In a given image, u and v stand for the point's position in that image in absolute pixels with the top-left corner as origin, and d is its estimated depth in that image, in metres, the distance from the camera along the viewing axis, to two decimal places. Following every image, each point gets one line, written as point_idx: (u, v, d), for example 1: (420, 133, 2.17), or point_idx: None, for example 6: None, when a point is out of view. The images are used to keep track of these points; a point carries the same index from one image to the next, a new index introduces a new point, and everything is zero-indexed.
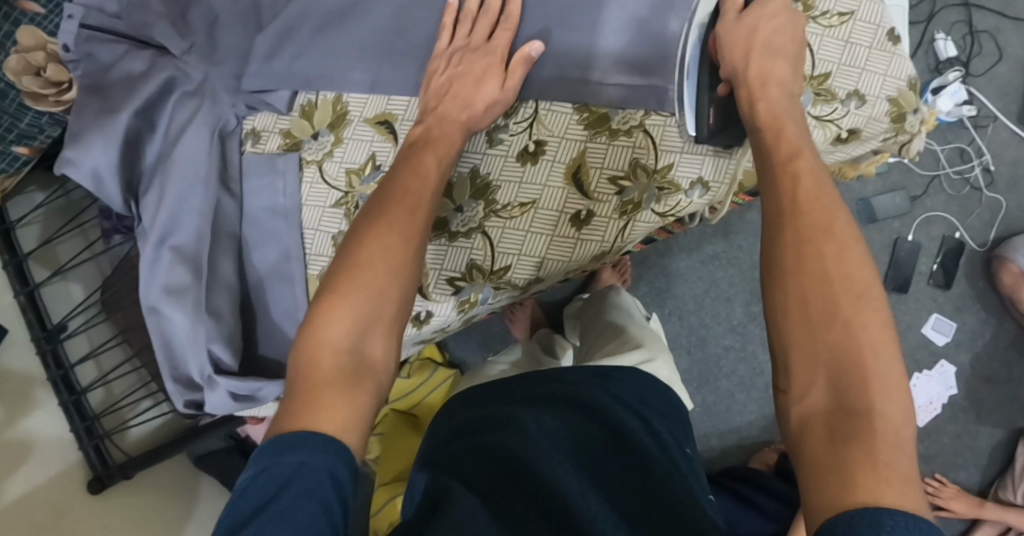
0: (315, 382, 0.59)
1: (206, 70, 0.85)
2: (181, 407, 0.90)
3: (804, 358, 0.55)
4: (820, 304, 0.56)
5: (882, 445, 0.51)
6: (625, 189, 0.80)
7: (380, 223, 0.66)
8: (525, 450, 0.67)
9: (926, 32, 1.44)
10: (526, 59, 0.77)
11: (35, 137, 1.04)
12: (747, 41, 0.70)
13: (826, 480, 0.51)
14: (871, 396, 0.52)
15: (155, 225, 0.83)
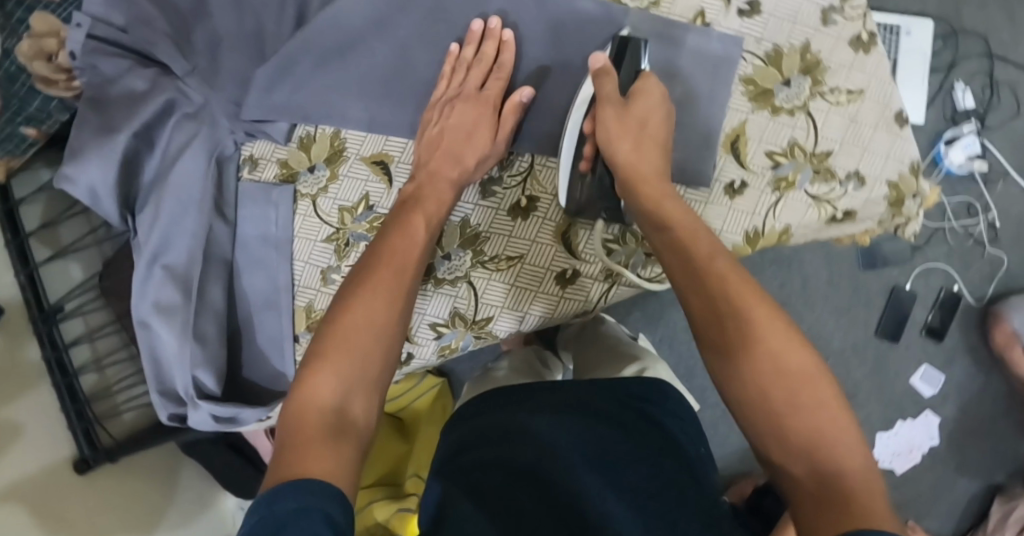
0: (302, 437, 0.57)
1: (206, 93, 0.85)
2: (165, 419, 0.91)
3: (783, 420, 0.58)
4: (773, 381, 0.59)
5: (856, 492, 0.53)
6: (612, 252, 0.81)
7: (367, 286, 0.68)
8: (539, 472, 0.64)
9: (948, 80, 1.36)
10: (518, 105, 0.79)
11: (45, 120, 0.89)
12: (627, 128, 0.75)
13: (818, 530, 0.52)
14: (832, 450, 0.56)
15: (149, 244, 0.85)
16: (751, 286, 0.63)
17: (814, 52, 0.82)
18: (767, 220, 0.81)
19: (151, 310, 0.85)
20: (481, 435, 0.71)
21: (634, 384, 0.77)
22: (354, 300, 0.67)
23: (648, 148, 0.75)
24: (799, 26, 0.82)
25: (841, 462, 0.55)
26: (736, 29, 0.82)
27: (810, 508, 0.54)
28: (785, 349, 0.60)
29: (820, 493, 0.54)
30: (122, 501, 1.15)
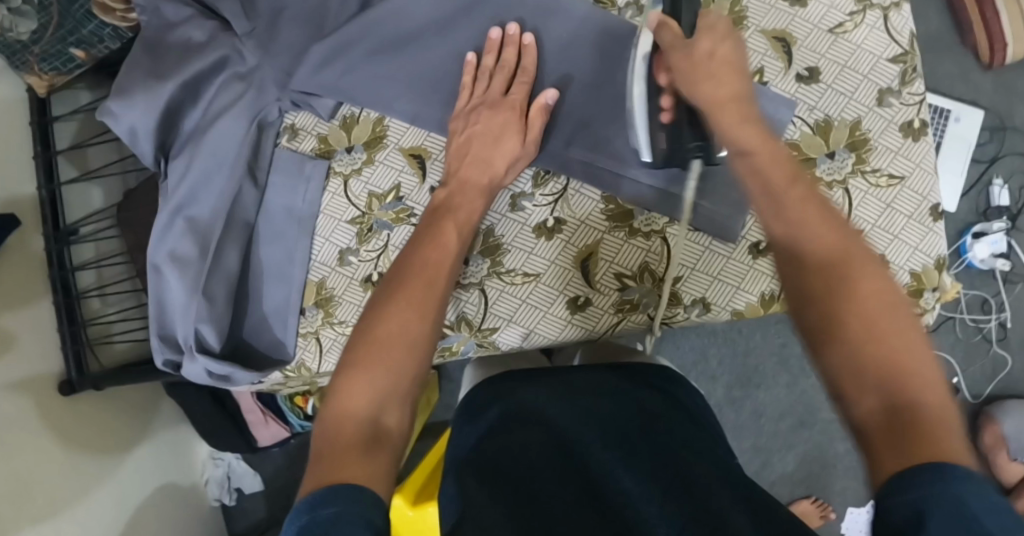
0: (338, 446, 0.56)
1: (260, 58, 0.86)
2: (159, 364, 0.92)
3: (868, 343, 0.52)
4: (853, 320, 0.53)
5: (937, 428, 0.48)
6: (627, 288, 0.81)
7: (401, 300, 0.66)
8: (554, 455, 0.61)
9: (987, 173, 1.33)
10: (544, 107, 0.79)
11: (95, 45, 0.97)
12: (705, 61, 0.71)
13: (890, 464, 0.47)
14: (906, 379, 0.51)
15: (175, 194, 0.87)
16: (834, 220, 0.58)
17: (863, 130, 0.82)
18: None
19: (165, 257, 0.87)
20: (503, 414, 0.68)
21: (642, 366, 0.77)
22: (387, 309, 0.66)
23: (729, 77, 0.70)
24: (853, 102, 0.82)
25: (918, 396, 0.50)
26: (792, 92, 0.82)
27: (878, 440, 0.49)
28: (859, 271, 0.55)
29: (894, 425, 0.49)
30: (94, 426, 1.25)
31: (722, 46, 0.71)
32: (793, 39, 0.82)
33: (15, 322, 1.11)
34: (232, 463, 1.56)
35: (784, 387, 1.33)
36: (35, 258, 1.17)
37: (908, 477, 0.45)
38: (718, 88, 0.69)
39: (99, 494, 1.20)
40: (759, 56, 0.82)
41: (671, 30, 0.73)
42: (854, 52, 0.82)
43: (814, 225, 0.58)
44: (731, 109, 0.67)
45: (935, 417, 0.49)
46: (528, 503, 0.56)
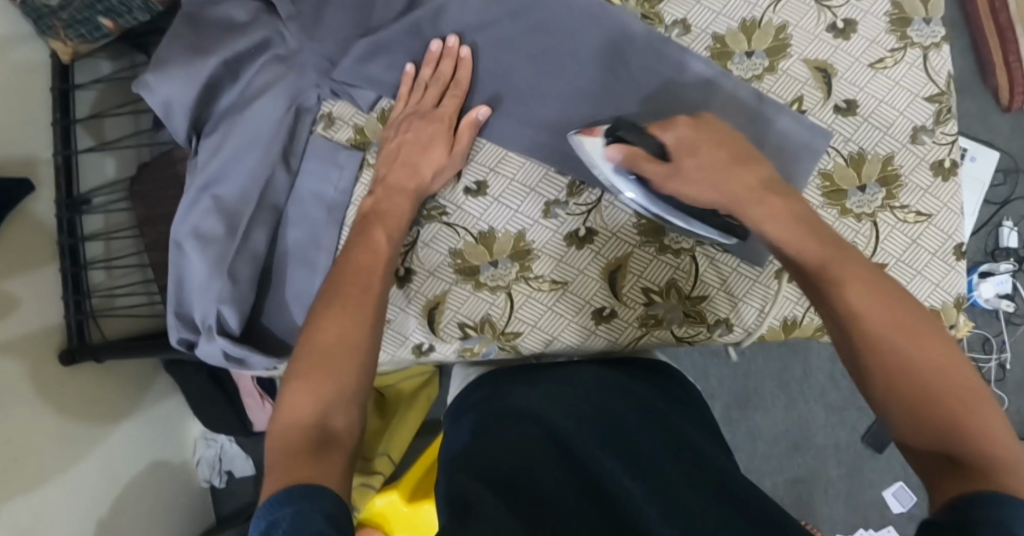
0: (289, 455, 0.58)
1: (302, 42, 0.86)
2: (173, 342, 0.91)
3: (922, 403, 0.57)
4: (905, 384, 0.57)
5: (998, 463, 0.52)
6: (653, 303, 0.82)
7: (335, 311, 0.69)
8: (550, 456, 0.64)
9: (997, 216, 1.33)
10: (474, 122, 0.82)
11: (122, 15, 1.15)
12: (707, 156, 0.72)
13: (952, 491, 0.52)
14: (961, 422, 0.55)
15: (205, 171, 0.86)
16: (870, 285, 0.62)
17: (896, 165, 0.83)
18: (807, 314, 0.81)
19: (189, 234, 0.87)
20: (484, 419, 0.71)
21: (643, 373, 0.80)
22: (326, 320, 0.69)
23: (739, 171, 0.71)
24: (887, 137, 0.83)
25: (975, 435, 0.54)
26: (828, 122, 0.83)
27: (939, 477, 0.53)
28: (899, 336, 0.59)
29: (951, 464, 0.54)
30: (91, 396, 1.23)
31: (704, 148, 0.72)
32: (834, 70, 0.84)
33: (20, 286, 1.09)
34: (224, 445, 1.54)
35: (781, 411, 1.34)
36: (46, 222, 1.15)
37: (972, 500, 0.49)
38: (743, 181, 0.71)
39: (86, 467, 1.19)
40: (799, 85, 0.83)
41: (642, 158, 0.73)
42: (891, 88, 0.83)
43: (856, 287, 0.62)
44: (765, 199, 0.70)
45: (993, 452, 0.53)
46: (521, 492, 0.59)
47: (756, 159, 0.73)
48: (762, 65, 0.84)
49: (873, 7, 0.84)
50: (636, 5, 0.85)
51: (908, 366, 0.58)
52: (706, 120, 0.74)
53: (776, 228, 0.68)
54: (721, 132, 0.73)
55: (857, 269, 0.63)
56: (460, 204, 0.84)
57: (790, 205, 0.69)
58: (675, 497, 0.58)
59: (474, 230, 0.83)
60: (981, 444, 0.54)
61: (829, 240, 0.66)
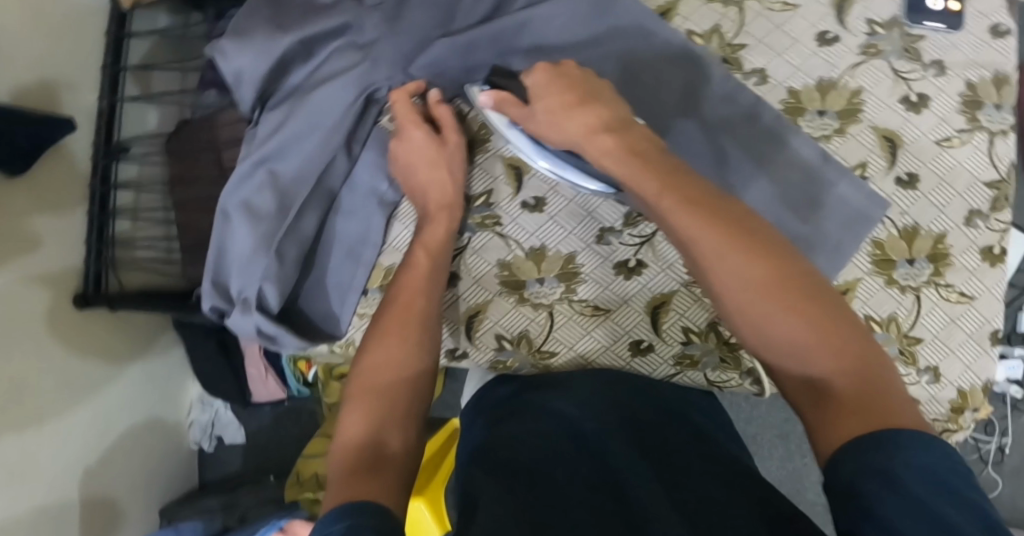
0: (345, 473, 0.62)
1: (383, 33, 0.85)
2: (205, 310, 0.91)
3: (789, 344, 0.58)
4: (764, 327, 0.59)
5: (859, 390, 0.55)
6: (691, 343, 0.83)
7: (383, 339, 0.73)
8: (567, 450, 0.66)
9: (1020, 299, 1.28)
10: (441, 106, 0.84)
11: None
12: (554, 98, 0.72)
13: (823, 434, 0.54)
14: (834, 359, 0.56)
15: (265, 146, 0.86)
16: (720, 210, 0.62)
17: (947, 245, 0.84)
18: None
19: (239, 205, 0.86)
20: (502, 410, 0.75)
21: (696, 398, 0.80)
22: (374, 345, 0.73)
23: (579, 110, 0.71)
24: (942, 216, 0.84)
25: (823, 359, 0.57)
26: (887, 193, 0.84)
27: (810, 413, 0.56)
28: (729, 264, 0.60)
29: (814, 394, 0.56)
30: (98, 344, 1.22)
31: (547, 92, 0.73)
32: (900, 141, 0.84)
33: (47, 226, 1.08)
34: (219, 411, 1.51)
35: (777, 462, 1.35)
36: (81, 167, 1.15)
37: (843, 453, 0.52)
38: (590, 119, 0.70)
39: (82, 411, 1.18)
40: (865, 151, 0.84)
41: (508, 102, 0.77)
42: (954, 167, 0.84)
43: (686, 216, 0.61)
44: (608, 132, 0.69)
45: (868, 375, 0.55)
46: (534, 488, 0.62)
47: (605, 99, 0.72)
48: (833, 126, 0.84)
49: (947, 86, 0.85)
50: (717, 49, 0.86)
51: (771, 314, 0.58)
52: (566, 66, 0.75)
53: (613, 165, 0.67)
54: (576, 74, 0.74)
55: (675, 198, 0.62)
56: (515, 217, 0.84)
57: (629, 139, 0.68)
58: (707, 512, 0.59)
59: (525, 245, 0.84)
60: (833, 370, 0.56)
61: (666, 168, 0.64)
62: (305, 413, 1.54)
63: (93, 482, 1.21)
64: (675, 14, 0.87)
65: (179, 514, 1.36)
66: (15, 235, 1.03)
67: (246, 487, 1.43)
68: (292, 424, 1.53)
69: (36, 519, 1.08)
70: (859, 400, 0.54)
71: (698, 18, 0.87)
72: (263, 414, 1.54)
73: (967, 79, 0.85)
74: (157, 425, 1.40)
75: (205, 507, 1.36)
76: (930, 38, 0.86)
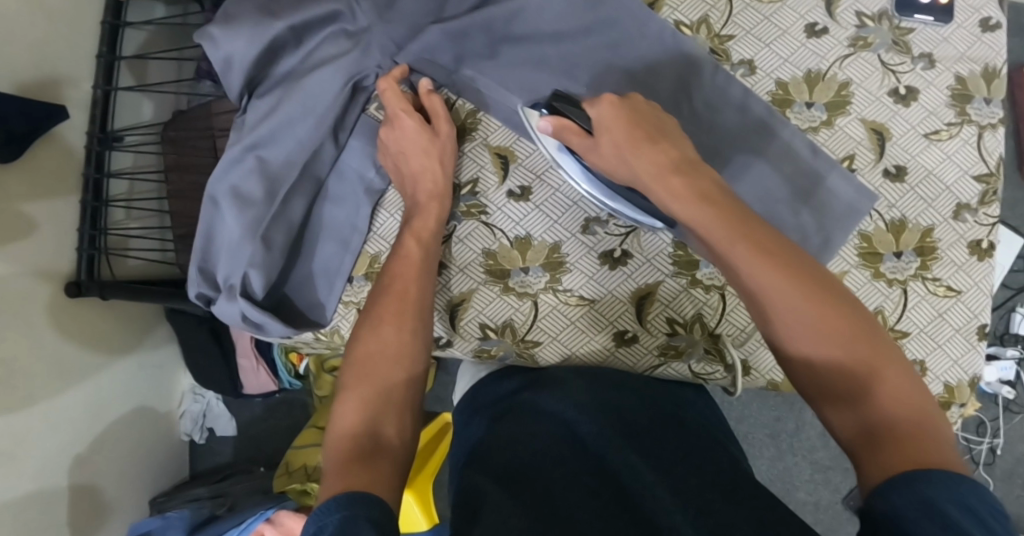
0: (341, 462, 0.62)
1: (373, 20, 0.85)
2: (192, 296, 0.90)
3: (842, 381, 0.60)
4: (824, 363, 0.60)
5: (913, 435, 0.57)
6: (675, 334, 0.82)
7: (379, 327, 0.73)
8: (564, 451, 0.67)
9: (1012, 300, 1.28)
10: (433, 99, 0.83)
11: None
12: (623, 137, 0.70)
13: (874, 471, 0.56)
14: (887, 401, 0.59)
15: (254, 132, 0.85)
16: (790, 251, 0.62)
17: (934, 238, 0.83)
18: None
19: (227, 192, 0.86)
20: (499, 404, 0.76)
21: (687, 391, 0.80)
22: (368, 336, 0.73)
23: (648, 147, 0.69)
24: (930, 209, 0.83)
25: (883, 408, 0.58)
26: (875, 185, 0.84)
27: (863, 453, 0.58)
28: (799, 316, 0.60)
29: (869, 436, 0.58)
30: (90, 331, 1.22)
31: (614, 127, 0.71)
32: (889, 135, 0.84)
33: (41, 212, 1.09)
34: (210, 402, 1.52)
35: (767, 460, 1.35)
36: (75, 156, 1.15)
37: (887, 485, 0.54)
38: (657, 157, 0.68)
39: (73, 397, 1.18)
40: (853, 143, 0.84)
41: (570, 130, 0.75)
42: (942, 160, 0.84)
43: (760, 267, 0.61)
44: (677, 172, 0.67)
45: (920, 417, 0.58)
46: (542, 492, 0.63)
47: (672, 138, 0.71)
48: (820, 119, 0.84)
49: (937, 79, 0.84)
50: (706, 39, 0.86)
51: (832, 353, 0.60)
52: (634, 100, 0.74)
53: (681, 207, 0.64)
54: (643, 109, 0.72)
55: (754, 249, 0.61)
56: (501, 206, 0.84)
57: (700, 185, 0.65)
58: (702, 503, 0.60)
59: (510, 235, 0.84)
60: (893, 412, 0.58)
61: (736, 216, 0.63)
62: (296, 404, 1.54)
63: (83, 469, 1.21)
64: (664, 4, 0.86)
65: (168, 505, 1.36)
66: (9, 220, 1.03)
67: (237, 478, 1.43)
68: (284, 416, 1.53)
69: (25, 503, 1.08)
70: (916, 439, 0.57)
71: (687, 8, 0.86)
72: (255, 405, 1.54)
73: (957, 73, 0.85)
74: (149, 414, 1.40)
75: (193, 497, 1.36)
76: (919, 30, 0.85)
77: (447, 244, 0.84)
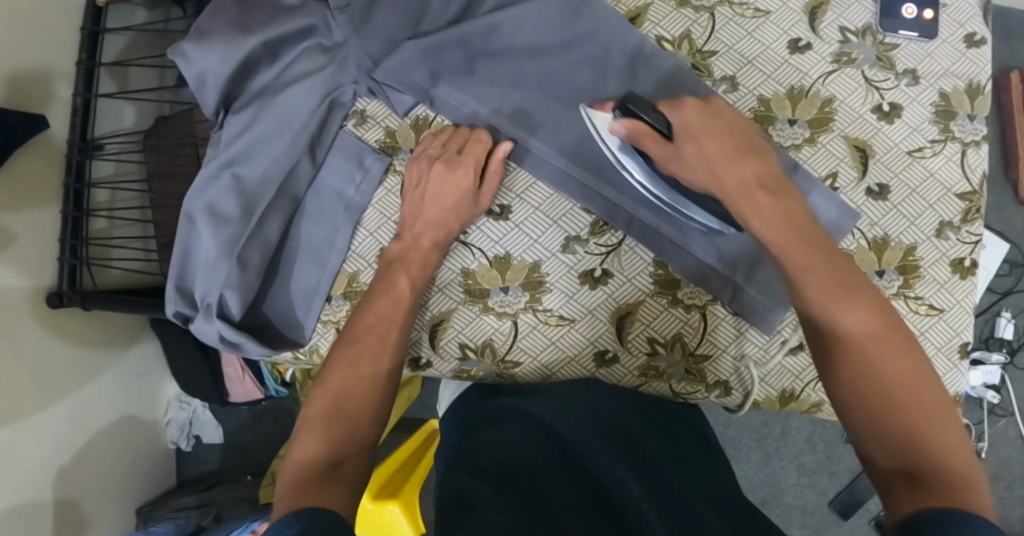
0: (297, 486, 0.60)
1: (349, 35, 0.84)
2: (169, 314, 0.89)
3: (892, 425, 0.56)
4: (879, 398, 0.56)
5: (956, 482, 0.52)
6: (656, 354, 0.82)
7: (348, 358, 0.72)
8: (550, 449, 0.66)
9: (997, 305, 1.27)
10: (500, 161, 0.81)
11: None
12: (704, 159, 0.70)
13: (906, 508, 0.52)
14: (931, 452, 0.54)
15: (230, 150, 0.84)
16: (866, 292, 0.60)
17: (916, 256, 0.83)
18: (807, 388, 0.81)
19: (203, 209, 0.85)
20: (480, 415, 0.74)
21: (678, 409, 0.79)
22: (342, 364, 0.71)
23: (738, 162, 0.69)
24: (913, 227, 0.83)
25: (937, 452, 0.54)
26: (858, 203, 0.83)
27: (901, 492, 0.53)
28: (876, 348, 0.57)
29: (910, 478, 0.54)
30: (73, 341, 1.21)
31: (708, 135, 0.71)
32: (872, 152, 0.83)
33: (18, 223, 1.07)
34: (197, 410, 1.50)
35: (754, 464, 1.35)
36: (54, 166, 1.13)
37: (918, 521, 0.50)
38: (740, 172, 0.68)
39: (56, 409, 1.17)
40: (836, 160, 0.83)
41: (645, 134, 0.72)
42: (926, 178, 0.83)
43: (818, 279, 0.60)
44: (760, 189, 0.67)
45: (964, 478, 0.53)
46: (533, 497, 0.60)
47: (760, 150, 0.71)
48: (803, 135, 0.83)
49: (921, 96, 0.84)
50: (687, 54, 0.85)
51: (884, 385, 0.57)
52: (714, 104, 0.73)
53: (763, 225, 0.64)
54: (726, 119, 0.72)
55: (841, 284, 0.60)
56: (480, 225, 0.83)
57: (783, 205, 0.65)
58: (685, 512, 0.60)
59: (489, 254, 0.83)
60: (941, 463, 0.54)
61: (819, 245, 0.62)
62: (283, 412, 1.53)
63: (67, 481, 1.20)
64: (645, 19, 0.86)
65: (155, 515, 1.35)
66: None
67: (222, 486, 1.42)
68: (269, 423, 1.52)
69: (7, 517, 1.06)
70: (956, 488, 0.52)
71: (668, 23, 0.86)
72: (241, 412, 1.53)
73: (940, 88, 0.84)
74: (135, 423, 1.39)
75: (180, 506, 1.35)
76: (903, 46, 0.84)
77: (436, 262, 0.81)
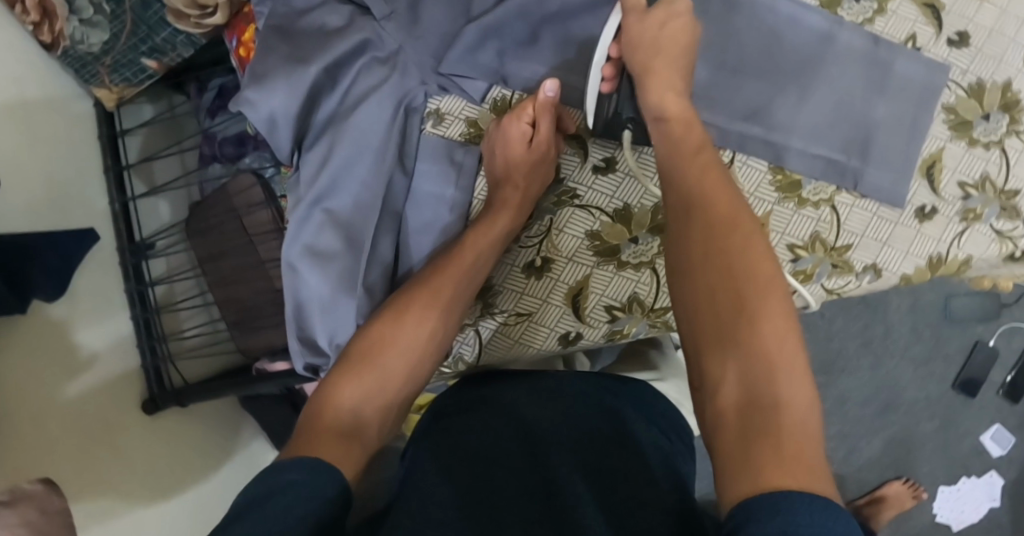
0: (318, 429, 0.65)
1: (403, 40, 0.83)
2: (298, 369, 0.87)
3: (739, 337, 0.59)
4: (728, 301, 0.61)
5: (786, 425, 0.55)
6: (799, 258, 0.81)
7: (399, 316, 0.75)
8: (519, 450, 0.68)
9: None
10: (546, 101, 0.78)
11: (166, 53, 1.02)
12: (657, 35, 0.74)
13: (738, 482, 0.53)
14: (774, 382, 0.57)
15: (315, 186, 0.83)
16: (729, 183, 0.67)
17: (1014, 90, 0.83)
18: (952, 249, 0.83)
19: (303, 252, 0.84)
20: (467, 401, 0.76)
21: (651, 416, 0.78)
22: (388, 317, 0.75)
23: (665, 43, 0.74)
24: (1003, 65, 0.83)
25: (776, 383, 0.57)
26: (944, 56, 0.82)
27: (734, 415, 0.57)
28: (734, 252, 0.62)
29: (748, 400, 0.57)
30: (173, 447, 1.14)
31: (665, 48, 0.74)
32: (941, 4, 0.82)
33: (85, 342, 1.06)
34: None
35: (867, 368, 1.40)
36: (112, 279, 1.11)
37: (748, 501, 0.50)
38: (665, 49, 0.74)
39: (175, 506, 1.11)
40: (911, 23, 0.82)
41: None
42: (999, 16, 0.83)
43: (720, 251, 0.63)
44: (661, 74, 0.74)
45: (784, 410, 0.56)
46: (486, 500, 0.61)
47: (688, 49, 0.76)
48: (872, 8, 0.82)
49: None
50: None
51: (737, 291, 0.61)
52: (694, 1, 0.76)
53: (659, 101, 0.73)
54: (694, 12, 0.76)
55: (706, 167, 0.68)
56: (591, 185, 0.82)
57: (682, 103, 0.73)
58: None
59: (609, 209, 0.82)
60: (778, 392, 0.57)
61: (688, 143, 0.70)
62: None
63: None
64: None
65: None
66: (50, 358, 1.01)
67: None
68: None
69: None
70: (789, 440, 0.54)
71: None
72: None
73: None
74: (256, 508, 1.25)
75: None
76: None
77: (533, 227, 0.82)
